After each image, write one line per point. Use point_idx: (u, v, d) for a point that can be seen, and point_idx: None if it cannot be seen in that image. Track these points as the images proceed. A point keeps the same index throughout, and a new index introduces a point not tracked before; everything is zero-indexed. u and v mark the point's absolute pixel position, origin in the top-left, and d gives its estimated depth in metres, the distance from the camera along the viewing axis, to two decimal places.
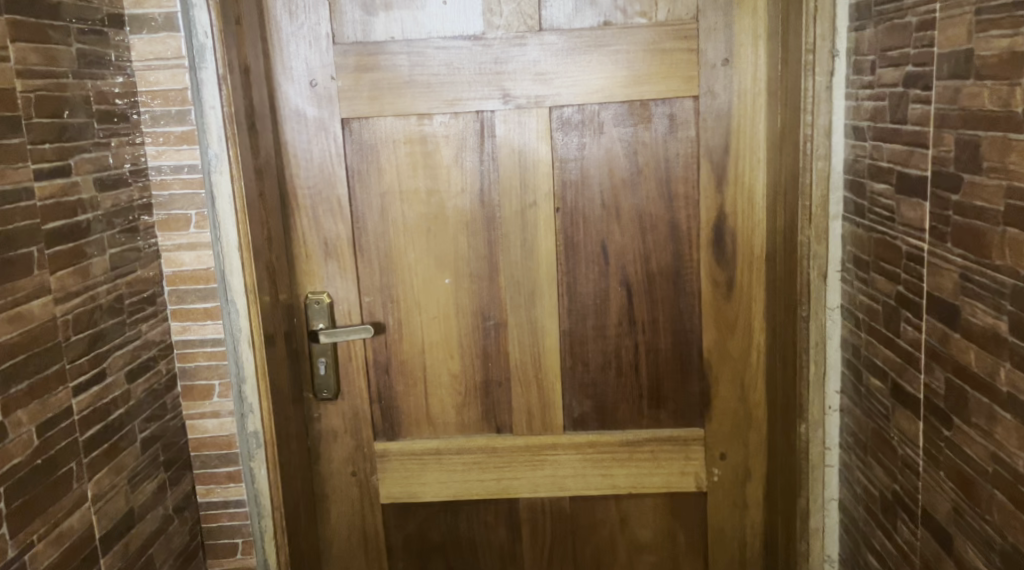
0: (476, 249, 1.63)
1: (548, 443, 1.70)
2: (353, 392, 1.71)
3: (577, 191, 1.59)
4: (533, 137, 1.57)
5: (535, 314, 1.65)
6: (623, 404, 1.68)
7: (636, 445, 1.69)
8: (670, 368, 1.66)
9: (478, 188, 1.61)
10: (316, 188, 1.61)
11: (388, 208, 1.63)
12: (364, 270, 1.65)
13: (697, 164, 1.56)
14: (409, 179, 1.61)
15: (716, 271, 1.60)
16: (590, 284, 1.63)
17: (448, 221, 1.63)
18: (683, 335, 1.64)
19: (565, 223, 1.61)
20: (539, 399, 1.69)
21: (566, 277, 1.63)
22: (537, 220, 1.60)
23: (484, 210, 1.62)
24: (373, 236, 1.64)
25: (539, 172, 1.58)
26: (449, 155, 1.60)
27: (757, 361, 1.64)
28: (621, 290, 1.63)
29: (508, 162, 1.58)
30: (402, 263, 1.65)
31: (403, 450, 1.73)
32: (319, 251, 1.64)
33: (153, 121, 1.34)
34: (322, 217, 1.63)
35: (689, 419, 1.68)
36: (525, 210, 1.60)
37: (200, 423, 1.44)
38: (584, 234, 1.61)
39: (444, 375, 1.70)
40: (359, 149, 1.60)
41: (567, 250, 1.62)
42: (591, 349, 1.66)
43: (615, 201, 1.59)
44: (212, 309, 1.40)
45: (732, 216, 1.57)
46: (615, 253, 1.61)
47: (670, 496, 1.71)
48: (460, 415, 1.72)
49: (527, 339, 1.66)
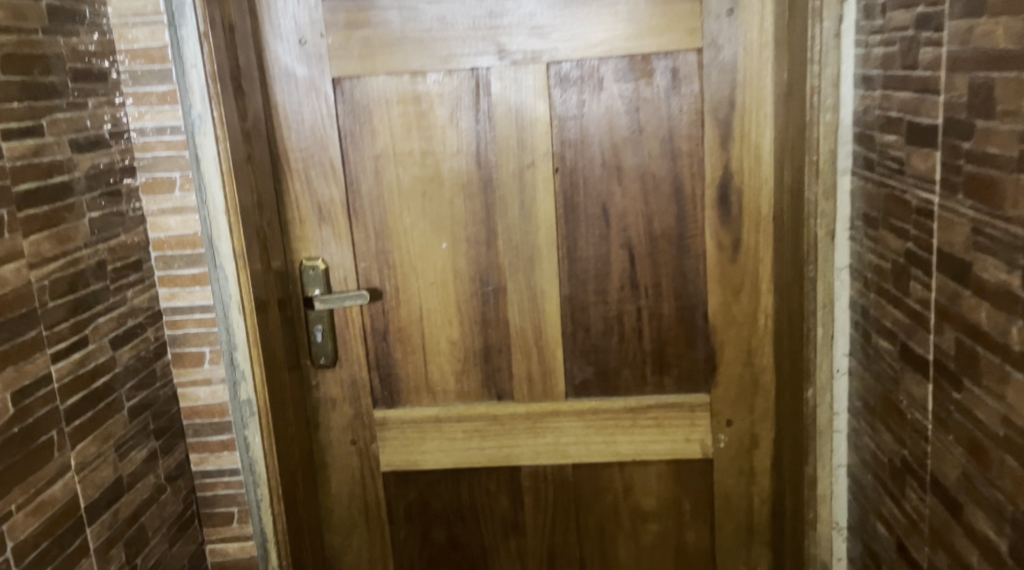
0: (474, 212, 1.59)
1: (550, 411, 1.67)
2: (351, 359, 1.68)
3: (577, 151, 1.53)
4: (530, 95, 1.51)
5: (535, 279, 1.60)
6: (627, 370, 1.64)
7: (640, 412, 1.64)
8: (675, 333, 1.61)
9: (474, 149, 1.56)
10: (308, 150, 1.57)
11: (382, 171, 1.58)
12: (360, 234, 1.62)
13: (701, 120, 1.50)
14: (404, 141, 1.57)
15: (722, 232, 1.54)
16: (591, 247, 1.58)
17: (444, 183, 1.58)
18: (688, 299, 1.59)
19: (565, 184, 1.55)
20: (540, 365, 1.65)
21: (566, 240, 1.58)
22: (536, 181, 1.55)
23: (481, 172, 1.57)
24: (367, 200, 1.60)
25: (537, 131, 1.53)
26: (444, 115, 1.55)
27: (766, 325, 1.58)
28: (624, 253, 1.58)
29: (506, 121, 1.53)
30: (399, 227, 1.61)
31: (403, 418, 1.70)
32: (313, 215, 1.61)
33: (134, 80, 1.30)
34: (315, 181, 1.59)
35: (695, 385, 1.63)
36: (523, 171, 1.55)
37: (192, 392, 1.41)
38: (585, 196, 1.55)
39: (443, 341, 1.67)
40: (351, 109, 1.55)
41: (568, 212, 1.56)
42: (593, 314, 1.62)
43: (617, 160, 1.53)
44: (200, 275, 1.37)
45: (738, 174, 1.51)
46: (618, 215, 1.56)
47: (676, 463, 1.67)
48: (460, 383, 1.69)
49: (527, 304, 1.62)
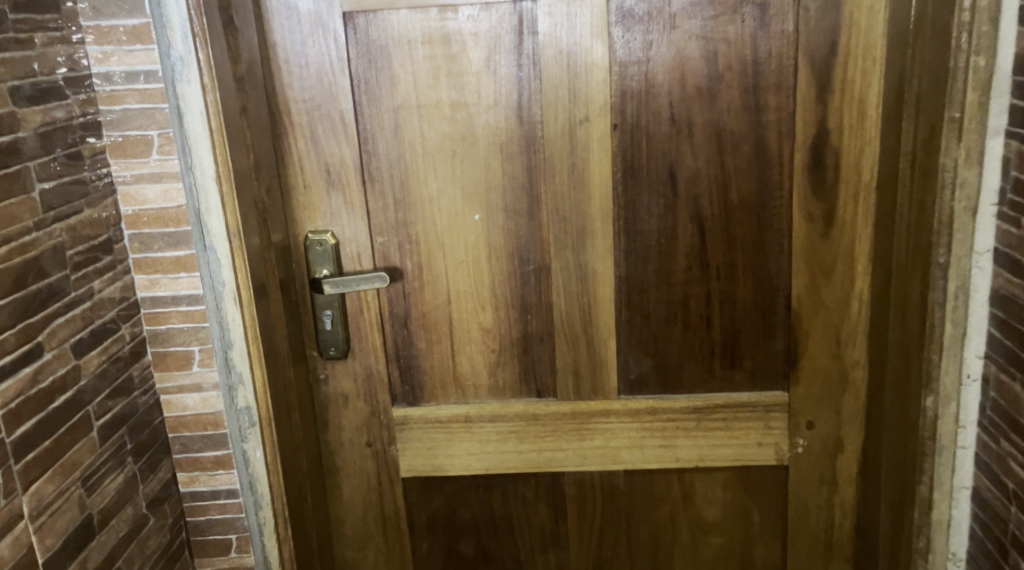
0: (514, 176, 1.34)
1: (599, 410, 1.43)
2: (365, 349, 1.44)
3: (640, 104, 1.28)
4: (586, 34, 1.25)
5: (585, 257, 1.36)
6: (690, 364, 1.40)
7: (705, 412, 1.41)
8: (750, 321, 1.36)
9: (516, 101, 1.30)
10: (315, 102, 1.32)
11: (403, 126, 1.33)
12: (375, 203, 1.37)
13: (795, 64, 1.24)
14: (429, 90, 1.31)
15: (812, 202, 1.29)
16: (653, 219, 1.33)
17: (477, 141, 1.33)
18: (767, 281, 1.34)
19: (624, 143, 1.30)
20: (588, 358, 1.41)
21: (624, 211, 1.33)
22: (590, 140, 1.30)
23: (523, 128, 1.31)
24: (385, 161, 1.35)
25: (593, 79, 1.27)
26: (478, 59, 1.29)
27: (860, 313, 1.34)
28: (692, 226, 1.33)
29: (554, 66, 1.27)
30: (422, 195, 1.36)
31: (426, 417, 1.46)
32: (320, 180, 1.35)
33: (95, 12, 1.02)
34: (322, 138, 1.33)
35: (772, 381, 1.39)
36: (574, 127, 1.29)
37: (178, 400, 1.16)
38: (648, 157, 1.30)
39: (474, 329, 1.42)
40: (365, 52, 1.29)
41: (626, 179, 1.31)
42: (653, 298, 1.37)
43: (688, 114, 1.27)
44: (184, 259, 1.11)
45: (837, 131, 1.25)
46: (686, 181, 1.30)
47: (745, 470, 1.44)
48: (494, 377, 1.45)
49: (575, 286, 1.37)
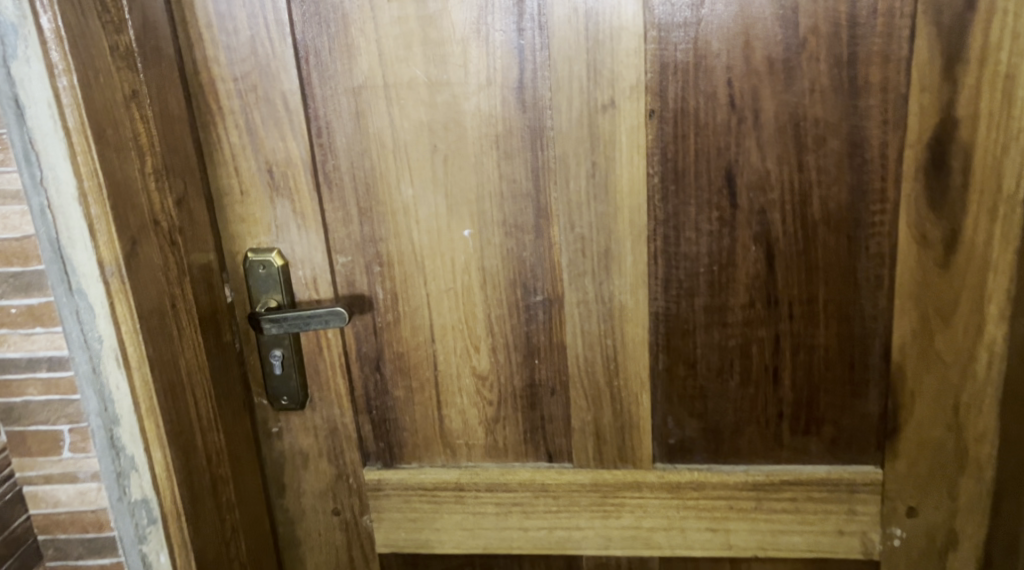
0: (514, 180, 1.00)
1: (628, 482, 1.09)
2: (327, 398, 1.12)
3: (687, 83, 0.93)
4: None
5: (610, 287, 1.01)
6: (750, 427, 1.06)
7: (768, 490, 1.06)
8: (833, 376, 1.01)
9: (516, 77, 0.96)
10: (249, 80, 0.99)
11: (366, 111, 1.00)
12: (335, 213, 1.04)
13: (911, 26, 0.87)
14: (398, 63, 0.97)
15: (927, 219, 0.93)
16: (703, 238, 0.98)
17: (465, 132, 0.99)
18: (857, 323, 0.99)
19: (664, 135, 0.95)
20: (614, 417, 1.07)
21: (662, 227, 0.99)
22: (618, 131, 0.95)
23: (526, 115, 0.97)
24: (344, 158, 1.02)
25: (621, 49, 0.92)
26: (463, 21, 0.95)
27: (989, 371, 0.97)
28: (756, 249, 0.98)
29: (567, 30, 0.92)
30: (394, 202, 1.03)
31: (406, 483, 1.14)
32: (261, 183, 1.03)
33: None
34: (262, 127, 1.00)
35: (860, 453, 1.04)
36: (595, 115, 0.95)
37: (48, 493, 0.86)
38: (696, 155, 0.95)
39: (466, 375, 1.10)
40: (315, 12, 0.97)
41: (666, 184, 0.97)
42: (700, 341, 1.03)
43: (754, 97, 0.92)
44: (38, 309, 0.80)
45: (970, 122, 0.89)
46: (749, 188, 0.95)
47: (819, 564, 1.09)
48: (492, 434, 1.12)
49: (597, 324, 1.03)
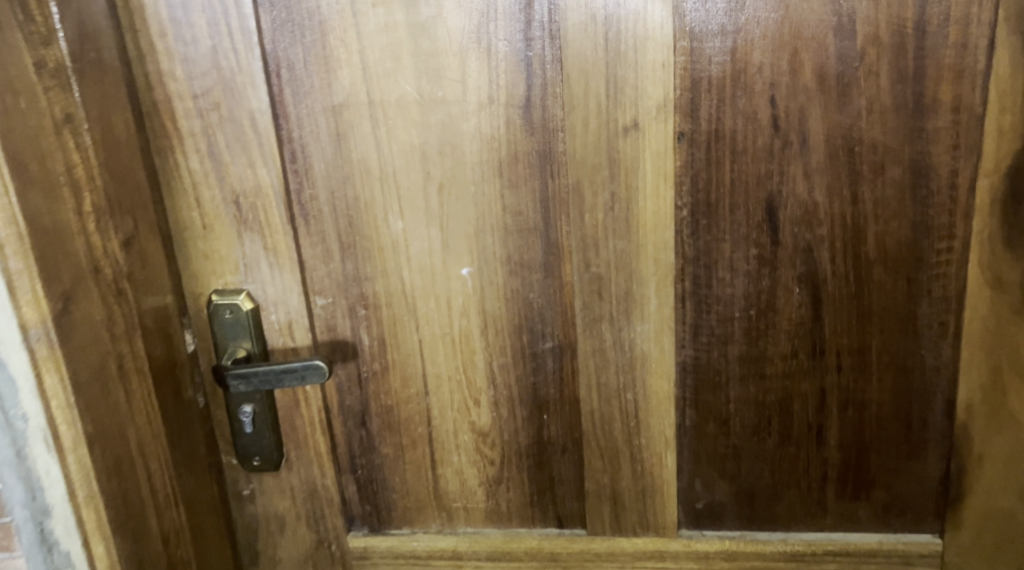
0: (520, 212, 0.87)
1: (650, 553, 0.96)
2: (305, 457, 0.98)
3: (723, 101, 0.79)
4: None
5: (631, 334, 0.88)
6: (790, 491, 0.92)
7: (811, 563, 0.93)
8: (887, 435, 0.88)
9: (522, 95, 0.82)
10: (212, 97, 0.85)
11: (349, 133, 0.86)
12: (312, 251, 0.91)
13: (990, 35, 0.74)
14: (385, 78, 0.84)
15: (1003, 260, 0.80)
16: (739, 279, 0.85)
17: (463, 158, 0.85)
18: (916, 376, 0.86)
19: (695, 161, 0.82)
20: (634, 479, 0.94)
21: (692, 265, 0.85)
22: (642, 158, 0.82)
23: (534, 138, 0.84)
24: (323, 187, 0.89)
25: (646, 61, 0.79)
26: (461, 29, 0.81)
27: None
28: (800, 292, 0.85)
29: (583, 40, 0.79)
30: (381, 236, 0.90)
31: (396, 552, 1.01)
32: (227, 215, 0.89)
33: None
34: (227, 152, 0.87)
35: (915, 521, 0.91)
36: (615, 138, 0.81)
37: None
38: (733, 184, 0.82)
39: (464, 431, 0.96)
40: (287, 19, 0.83)
41: (696, 217, 0.84)
42: (733, 395, 0.90)
43: (803, 118, 0.79)
44: None
45: None
46: (794, 223, 0.82)
47: None
48: (494, 497, 0.99)
49: (614, 377, 0.90)
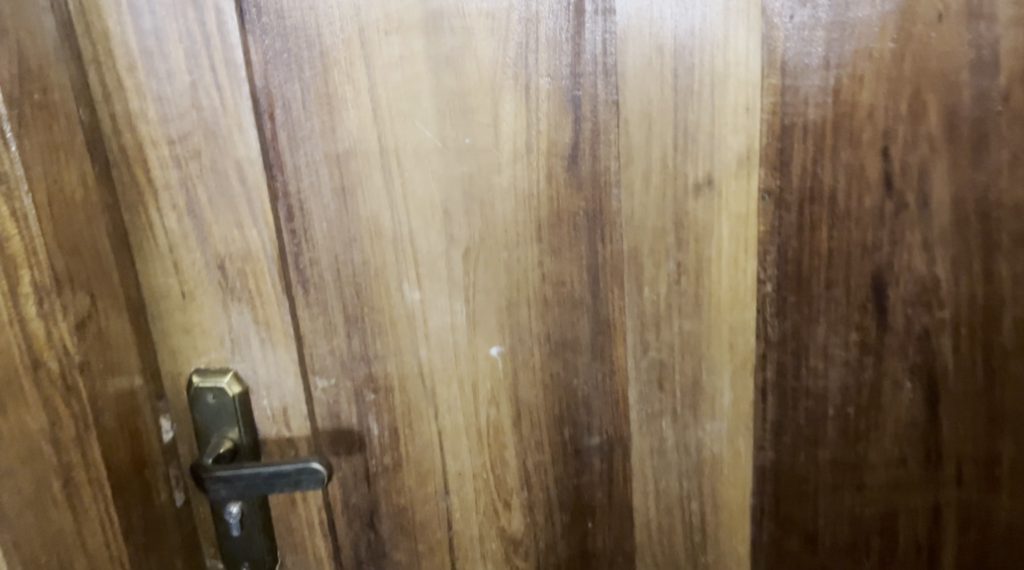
0: (563, 282, 0.71)
1: None
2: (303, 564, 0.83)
3: (822, 152, 0.63)
4: (715, 10, 0.61)
5: (698, 433, 0.72)
6: None
7: None
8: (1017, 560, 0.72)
9: (569, 142, 0.66)
10: (192, 143, 0.70)
11: (356, 186, 0.71)
12: (312, 324, 0.76)
13: None
14: (400, 120, 0.69)
15: None
16: (836, 370, 0.69)
17: (494, 217, 0.70)
18: None
19: (782, 226, 0.65)
20: None
21: (776, 352, 0.69)
22: (717, 222, 0.66)
23: (582, 195, 0.68)
24: (325, 250, 0.73)
25: (724, 104, 0.63)
26: (493, 63, 0.66)
27: None
28: (912, 387, 0.68)
29: (646, 78, 0.63)
30: (394, 309, 0.74)
31: None
32: (210, 282, 0.75)
33: None
34: (210, 208, 0.72)
35: None
36: (683, 198, 0.66)
37: None
38: (831, 254, 0.65)
39: (492, 538, 0.80)
40: (282, 49, 0.68)
41: (784, 293, 0.67)
42: (824, 508, 0.73)
43: (923, 174, 0.63)
44: None
45: None
46: (908, 303, 0.66)
47: None
48: None
49: (676, 482, 0.74)
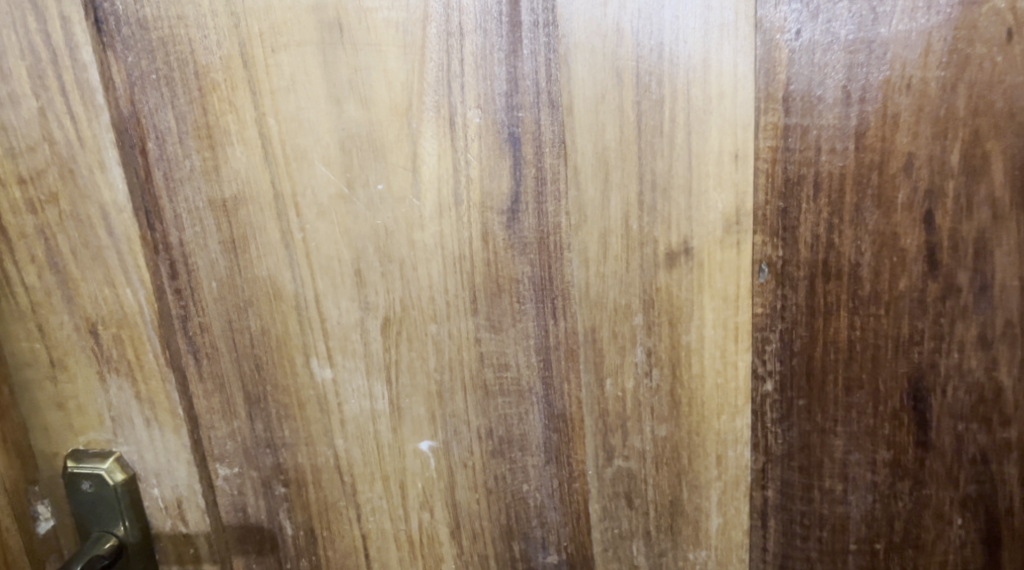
0: (505, 366, 0.55)
1: None
2: None
3: (840, 215, 0.46)
4: (692, 22, 0.45)
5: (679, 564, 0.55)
6: None
7: None
8: None
9: (507, 192, 0.51)
10: (47, 184, 0.56)
11: (246, 239, 0.56)
12: (208, 403, 0.61)
13: None
14: (295, 160, 0.53)
15: None
16: (858, 496, 0.51)
17: (418, 283, 0.55)
18: None
19: (787, 309, 0.48)
20: None
21: (779, 468, 0.52)
22: (698, 302, 0.49)
23: (526, 259, 0.52)
24: (217, 314, 0.59)
25: (706, 151, 0.47)
26: (407, 88, 0.50)
27: None
28: (963, 526, 0.50)
29: (603, 112, 0.47)
30: (302, 389, 0.60)
31: None
32: (82, 350, 0.61)
33: None
34: (74, 262, 0.58)
35: None
36: (653, 270, 0.49)
37: None
38: (853, 348, 0.48)
39: None
40: (150, 68, 0.53)
41: (790, 395, 0.50)
42: None
43: (981, 248, 0.46)
44: None
45: None
46: (957, 417, 0.48)
47: None
48: None
49: None
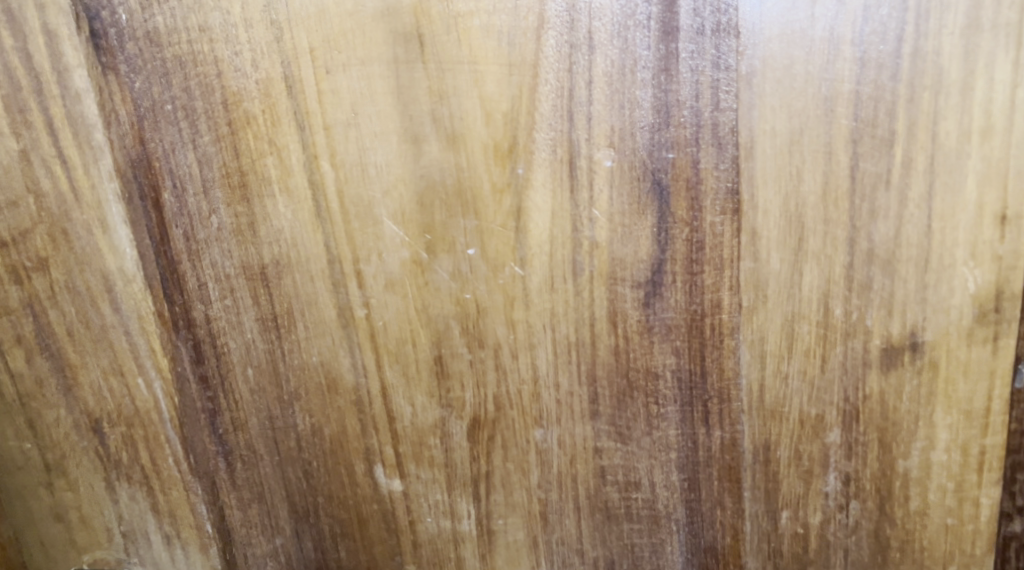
0: (637, 484, 0.41)
1: None
2: None
3: None
4: (950, 26, 0.32)
5: None
6: None
7: None
8: None
9: (646, 259, 0.37)
10: (34, 247, 0.43)
11: (290, 315, 0.42)
12: (244, 514, 0.46)
13: None
14: (358, 217, 0.40)
15: None
16: None
17: (522, 375, 0.41)
18: None
19: None
20: None
21: None
22: (927, 417, 0.36)
23: (669, 347, 0.38)
24: (251, 410, 0.44)
25: (955, 207, 0.34)
26: (510, 121, 0.37)
27: None
28: None
29: (798, 154, 0.35)
30: (365, 500, 0.45)
31: None
32: (83, 451, 0.47)
33: None
34: (71, 344, 0.45)
35: None
36: (862, 371, 0.36)
37: None
38: None
39: None
40: (164, 97, 0.40)
41: None
42: None
43: None
44: None
45: None
46: None
47: None
48: None
49: None
